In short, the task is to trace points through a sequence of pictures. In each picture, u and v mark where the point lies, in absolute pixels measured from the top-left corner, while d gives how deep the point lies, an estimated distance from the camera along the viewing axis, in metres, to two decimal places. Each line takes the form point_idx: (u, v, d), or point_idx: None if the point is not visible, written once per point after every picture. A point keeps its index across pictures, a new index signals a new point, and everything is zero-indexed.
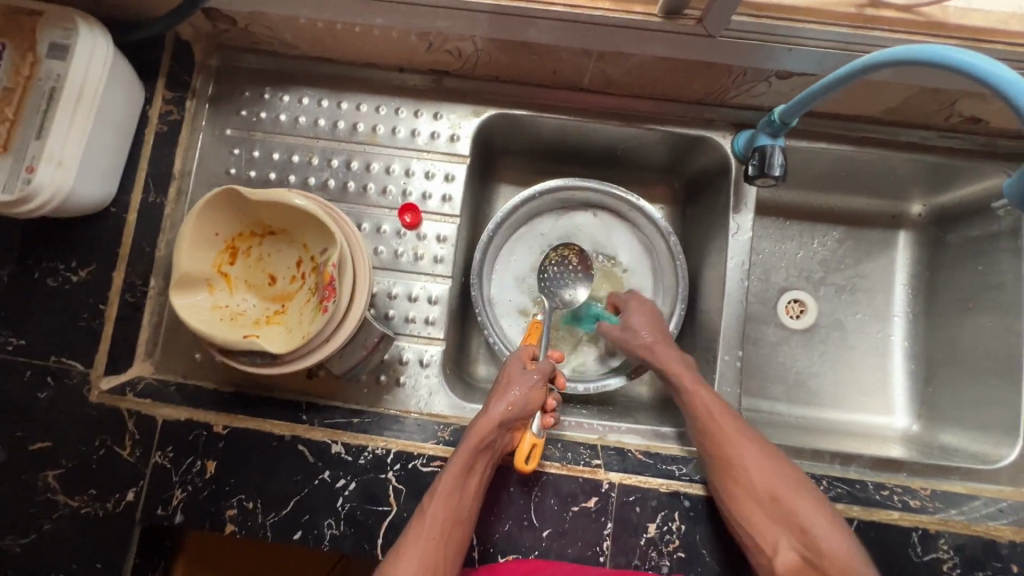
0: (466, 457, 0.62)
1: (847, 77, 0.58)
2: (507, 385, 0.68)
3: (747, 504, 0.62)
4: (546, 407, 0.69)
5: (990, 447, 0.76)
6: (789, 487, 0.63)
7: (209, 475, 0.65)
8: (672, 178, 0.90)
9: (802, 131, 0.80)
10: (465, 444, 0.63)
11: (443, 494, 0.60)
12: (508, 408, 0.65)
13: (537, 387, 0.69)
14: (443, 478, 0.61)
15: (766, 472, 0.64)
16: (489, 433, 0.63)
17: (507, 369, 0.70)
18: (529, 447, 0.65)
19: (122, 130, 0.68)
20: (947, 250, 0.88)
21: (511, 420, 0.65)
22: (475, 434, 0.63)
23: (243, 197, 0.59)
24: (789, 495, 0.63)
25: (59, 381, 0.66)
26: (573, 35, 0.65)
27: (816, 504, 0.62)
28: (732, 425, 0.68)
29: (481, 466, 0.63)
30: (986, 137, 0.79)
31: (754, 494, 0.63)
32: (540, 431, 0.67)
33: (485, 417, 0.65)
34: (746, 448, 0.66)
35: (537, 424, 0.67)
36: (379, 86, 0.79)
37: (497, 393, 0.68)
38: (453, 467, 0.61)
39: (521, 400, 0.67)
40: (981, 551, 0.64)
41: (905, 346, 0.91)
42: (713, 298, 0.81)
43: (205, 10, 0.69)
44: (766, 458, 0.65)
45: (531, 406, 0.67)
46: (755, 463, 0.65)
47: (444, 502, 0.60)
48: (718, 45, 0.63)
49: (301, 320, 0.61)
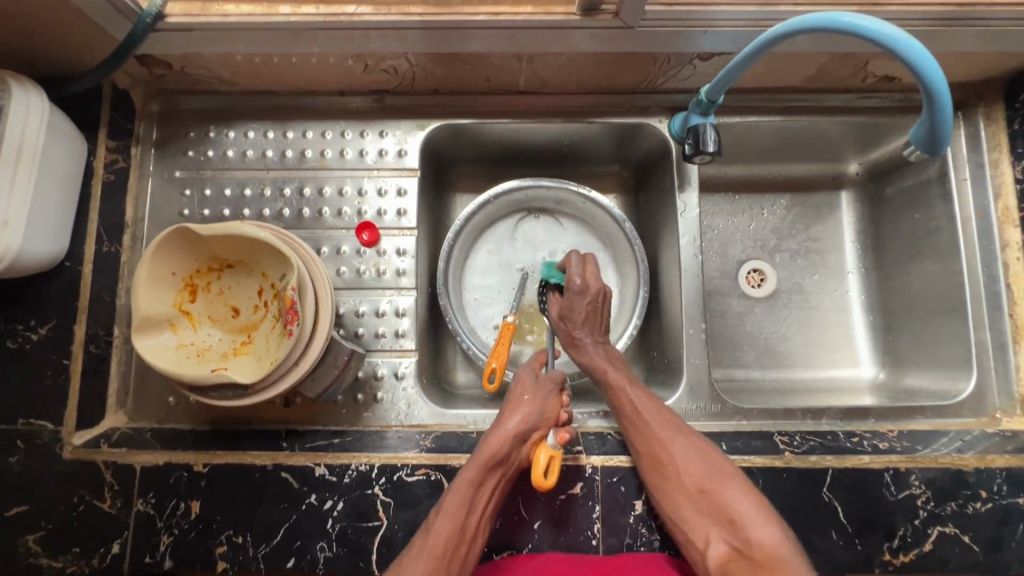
0: (477, 471, 0.61)
1: (755, 52, 0.61)
2: (520, 396, 0.68)
3: (674, 497, 0.63)
4: (559, 422, 0.68)
5: (950, 384, 0.80)
6: (716, 479, 0.62)
7: (195, 516, 0.65)
8: (621, 167, 0.93)
9: (733, 108, 0.84)
10: (474, 463, 0.62)
11: (451, 510, 0.59)
12: (521, 422, 0.65)
13: (551, 397, 0.68)
14: (452, 492, 0.60)
15: (692, 464, 0.64)
16: (501, 450, 0.62)
17: (520, 381, 0.70)
18: (545, 459, 0.64)
19: (68, 184, 0.68)
20: (886, 204, 0.92)
21: (525, 432, 0.65)
22: (486, 449, 0.62)
23: (197, 234, 0.60)
24: (716, 487, 0.62)
25: (30, 442, 0.66)
26: (501, 42, 0.68)
27: (743, 492, 0.61)
28: (658, 415, 0.67)
29: (491, 481, 0.62)
30: (902, 94, 0.84)
31: (678, 486, 0.63)
32: (557, 444, 0.65)
33: (498, 430, 0.64)
34: (670, 438, 0.65)
35: (553, 437, 0.65)
36: (323, 112, 0.81)
37: (511, 405, 0.67)
38: (461, 482, 0.60)
39: (535, 410, 0.66)
40: (950, 483, 0.67)
41: (863, 299, 0.94)
42: (673, 276, 0.83)
43: (139, 56, 0.70)
44: (693, 448, 0.65)
45: (546, 417, 0.67)
46: (681, 456, 0.64)
47: (449, 520, 0.58)
48: (639, 35, 0.67)
49: (269, 347, 0.62)
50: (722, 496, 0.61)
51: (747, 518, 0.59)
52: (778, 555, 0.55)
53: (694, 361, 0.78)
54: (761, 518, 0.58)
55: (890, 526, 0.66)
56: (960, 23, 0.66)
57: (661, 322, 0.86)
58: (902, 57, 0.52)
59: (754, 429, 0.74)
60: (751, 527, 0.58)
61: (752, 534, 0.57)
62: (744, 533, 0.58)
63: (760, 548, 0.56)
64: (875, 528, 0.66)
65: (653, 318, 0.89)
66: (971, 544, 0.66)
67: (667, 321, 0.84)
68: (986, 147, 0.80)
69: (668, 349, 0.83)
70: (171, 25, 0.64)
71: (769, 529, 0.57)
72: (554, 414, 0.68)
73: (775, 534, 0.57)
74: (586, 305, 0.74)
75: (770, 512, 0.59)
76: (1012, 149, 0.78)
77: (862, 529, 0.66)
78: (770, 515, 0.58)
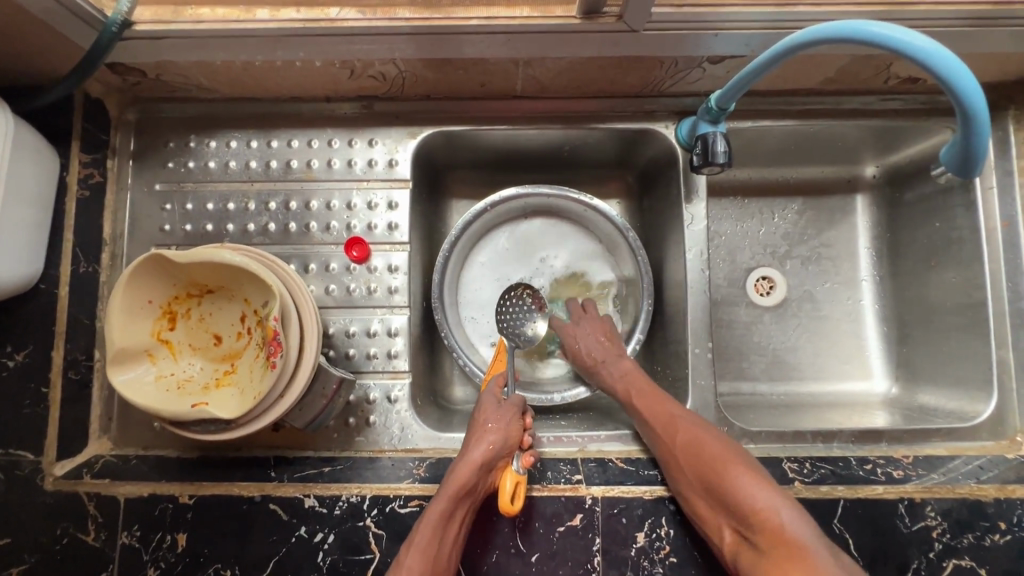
0: (448, 503, 0.59)
1: (773, 59, 0.56)
2: (483, 423, 0.66)
3: (688, 493, 0.62)
4: (523, 446, 0.67)
5: (968, 403, 0.76)
6: (716, 462, 0.60)
7: (181, 549, 0.63)
8: (625, 172, 0.88)
9: (745, 111, 0.79)
10: (443, 494, 0.59)
11: (423, 545, 0.57)
12: (488, 450, 0.63)
13: (515, 422, 0.67)
14: (422, 527, 0.58)
15: (691, 454, 0.62)
16: (470, 480, 0.60)
17: (482, 410, 0.68)
18: (511, 484, 0.62)
19: (39, 203, 0.64)
20: (904, 209, 0.87)
21: (493, 460, 0.63)
22: (455, 480, 0.60)
23: (171, 261, 0.56)
24: (713, 470, 0.59)
25: (10, 474, 0.63)
26: (496, 47, 0.63)
27: (742, 472, 0.58)
28: (662, 411, 0.67)
29: (461, 511, 0.60)
30: (926, 95, 0.78)
31: (687, 479, 0.62)
32: (522, 468, 0.64)
33: (465, 459, 0.62)
34: (673, 430, 0.65)
35: (518, 462, 0.64)
36: (310, 119, 0.76)
37: (475, 431, 0.65)
38: (431, 515, 0.58)
39: (500, 436, 0.64)
40: (967, 513, 0.65)
41: (877, 310, 0.90)
42: (678, 290, 0.80)
43: (109, 64, 0.66)
44: (691, 436, 0.63)
45: (512, 441, 0.65)
46: (682, 449, 0.63)
47: (422, 554, 0.57)
48: (644, 39, 0.62)
49: (252, 378, 0.59)
50: (719, 479, 0.58)
51: (744, 499, 0.56)
52: (778, 537, 0.52)
53: (700, 381, 0.75)
54: (760, 497, 0.55)
55: (903, 559, 0.63)
56: (994, 23, 0.61)
57: (665, 337, 0.83)
58: (932, 67, 0.47)
59: (762, 453, 0.71)
60: (750, 507, 0.55)
61: (752, 515, 0.55)
62: (744, 515, 0.55)
63: (760, 530, 0.54)
64: (887, 561, 0.63)
65: (656, 331, 0.85)
66: None
67: (672, 337, 0.81)
68: (1015, 153, 0.75)
69: (672, 366, 0.80)
70: (141, 33, 0.60)
71: (769, 507, 0.54)
72: (517, 438, 0.66)
73: (780, 513, 0.54)
74: (588, 327, 0.80)
75: (772, 487, 0.56)
76: None
77: (875, 562, 0.63)
78: (770, 492, 0.56)
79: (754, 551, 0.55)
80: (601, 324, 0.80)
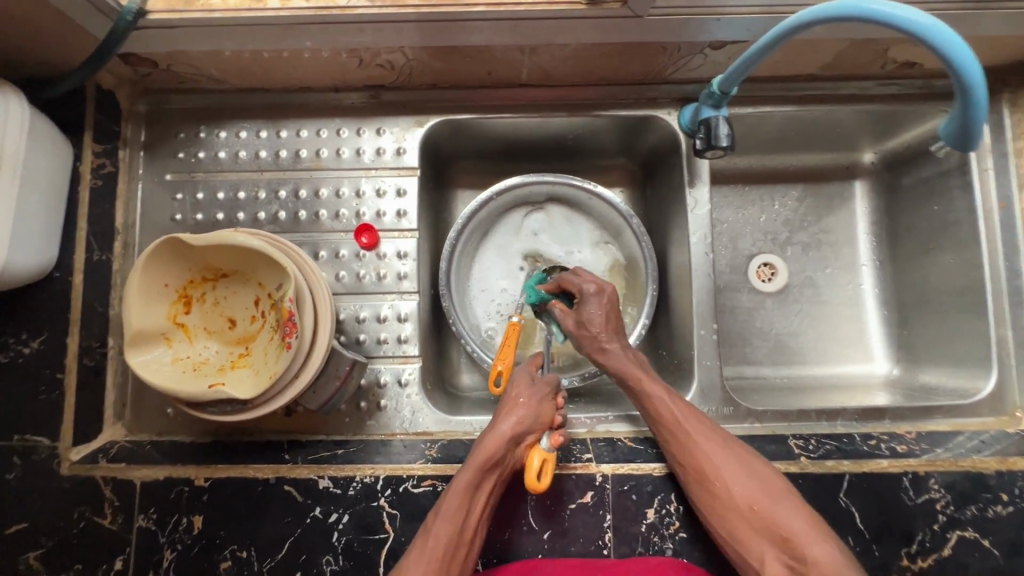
0: (474, 475, 0.59)
1: (775, 40, 0.58)
2: (516, 398, 0.64)
3: (724, 514, 0.61)
4: (554, 423, 0.65)
5: (968, 381, 0.78)
6: (769, 495, 0.60)
7: (197, 531, 0.63)
8: (628, 160, 0.90)
9: (745, 98, 0.81)
10: (470, 465, 0.60)
11: (448, 515, 0.58)
12: (517, 424, 0.62)
13: (546, 399, 0.65)
14: (448, 497, 0.59)
15: (740, 478, 0.61)
16: (498, 453, 0.60)
17: (514, 382, 0.66)
18: (538, 461, 0.62)
19: (53, 191, 0.65)
20: (902, 193, 0.89)
21: (521, 434, 0.62)
22: (483, 454, 0.60)
23: (187, 244, 0.57)
24: (769, 504, 0.59)
25: (27, 459, 0.64)
26: (502, 34, 0.64)
27: (799, 509, 0.59)
28: (698, 424, 0.64)
29: (488, 484, 0.60)
30: (922, 80, 0.80)
31: (730, 506, 0.61)
32: (550, 446, 0.62)
33: (494, 434, 0.61)
34: (716, 452, 0.63)
35: (547, 441, 0.63)
36: (318, 109, 0.78)
37: (504, 406, 0.65)
38: (457, 485, 0.59)
39: (531, 411, 0.63)
40: (970, 486, 0.66)
41: (876, 293, 0.92)
42: (682, 274, 0.81)
43: (122, 55, 0.67)
44: (739, 460, 0.63)
45: (543, 418, 0.64)
46: (727, 471, 0.62)
47: (448, 522, 0.58)
48: (647, 25, 0.63)
49: (267, 360, 0.60)
50: (775, 514, 0.59)
51: (803, 537, 0.57)
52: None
53: (705, 362, 0.76)
54: (820, 537, 0.56)
55: (908, 532, 0.65)
56: (988, 6, 0.62)
57: (670, 322, 0.84)
58: (930, 43, 0.49)
59: (768, 432, 0.73)
60: (807, 545, 0.56)
61: (809, 554, 0.56)
62: (802, 554, 0.56)
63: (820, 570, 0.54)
64: (892, 533, 0.64)
65: (661, 316, 0.87)
66: (991, 549, 0.64)
67: (677, 321, 0.82)
68: (1009, 135, 0.77)
69: (677, 349, 0.81)
70: (154, 22, 0.61)
71: (827, 546, 0.56)
72: (549, 416, 0.65)
73: (833, 552, 0.55)
74: (601, 308, 0.70)
75: (825, 528, 0.58)
76: None
77: (880, 534, 0.64)
78: (827, 534, 0.57)
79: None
80: (611, 300, 0.71)
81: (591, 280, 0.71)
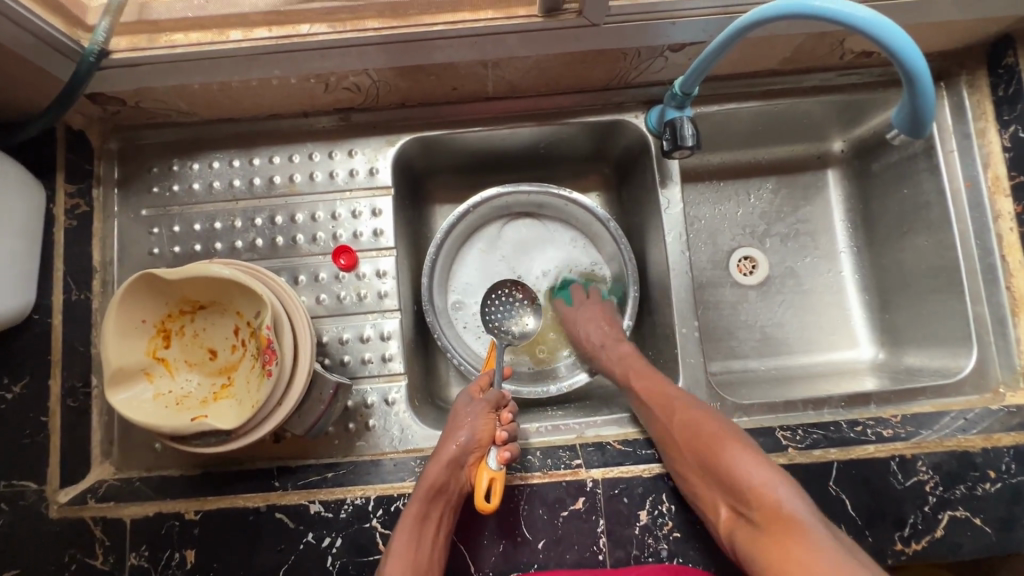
0: (421, 504, 0.61)
1: (726, 41, 0.59)
2: (452, 424, 0.68)
3: (681, 468, 0.64)
4: (497, 441, 0.67)
5: (950, 360, 0.78)
6: (713, 441, 0.62)
7: (190, 565, 0.63)
8: (601, 165, 0.91)
9: (710, 97, 0.82)
10: (416, 495, 0.62)
11: (399, 552, 0.59)
12: (455, 446, 0.65)
13: (483, 417, 0.68)
14: (398, 534, 0.61)
15: (688, 433, 0.64)
16: (440, 478, 0.63)
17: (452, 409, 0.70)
18: (487, 482, 0.63)
19: (26, 235, 0.65)
20: (873, 179, 0.90)
21: (461, 457, 0.65)
22: (425, 481, 0.62)
23: (163, 279, 0.57)
24: (712, 452, 0.61)
25: (14, 505, 0.64)
26: (464, 50, 0.65)
27: (742, 453, 0.60)
28: (657, 394, 0.69)
29: (436, 511, 0.62)
30: (881, 68, 0.81)
31: (682, 458, 0.64)
32: (499, 464, 0.64)
33: (435, 460, 0.64)
34: (668, 409, 0.67)
35: (493, 459, 0.64)
36: (289, 135, 0.78)
37: (448, 430, 0.68)
38: (407, 518, 0.61)
39: (467, 433, 0.66)
40: (958, 465, 0.66)
41: (856, 278, 0.93)
42: (662, 274, 0.82)
43: (90, 95, 0.67)
44: (689, 416, 0.65)
45: (484, 439, 0.67)
46: (680, 429, 0.65)
47: (400, 560, 0.58)
48: (605, 32, 0.64)
49: (249, 389, 0.60)
50: (718, 459, 0.60)
51: (743, 479, 0.58)
52: (779, 516, 0.54)
53: (689, 360, 0.77)
54: (765, 478, 0.57)
55: (899, 515, 0.65)
56: None
57: (654, 323, 0.85)
58: (872, 35, 0.50)
59: (756, 425, 0.73)
60: (748, 487, 0.58)
61: (751, 494, 0.57)
62: (744, 495, 0.58)
63: (760, 510, 0.56)
64: (884, 518, 0.65)
65: (645, 316, 0.87)
66: (983, 526, 0.65)
67: (660, 321, 0.82)
68: (971, 116, 0.78)
69: (663, 349, 0.82)
70: (117, 61, 0.61)
71: (767, 485, 0.57)
72: (487, 435, 0.67)
73: (777, 488, 0.56)
74: (586, 318, 0.83)
75: (771, 469, 0.58)
76: (998, 117, 0.76)
77: (872, 520, 0.65)
78: (775, 476, 0.57)
79: (751, 529, 0.57)
80: (588, 308, 0.85)
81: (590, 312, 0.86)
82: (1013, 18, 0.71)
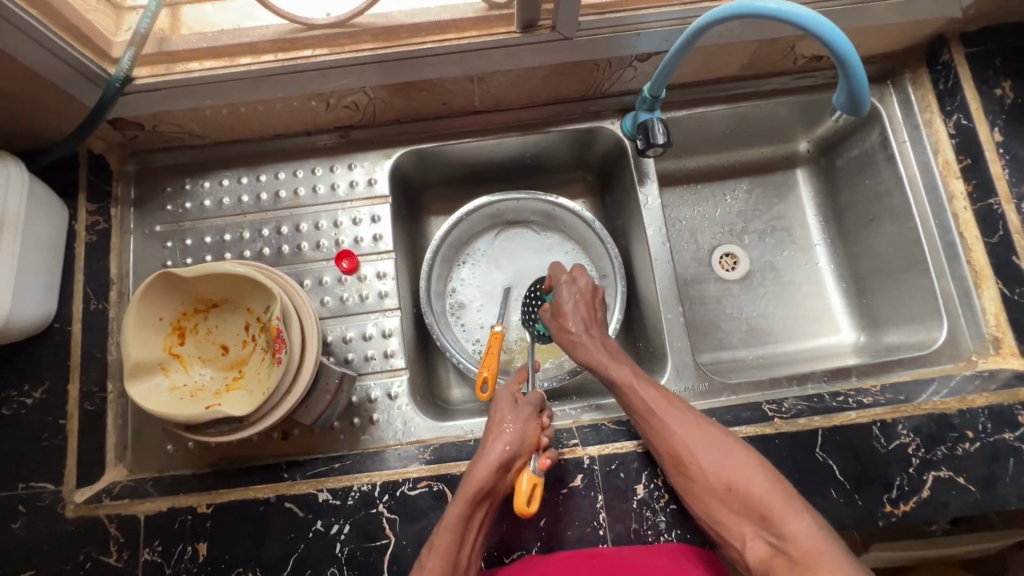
0: (466, 504, 0.60)
1: (683, 47, 0.66)
2: (502, 422, 0.67)
3: (702, 497, 0.63)
4: (540, 446, 0.67)
5: (925, 334, 0.82)
6: (742, 474, 0.62)
7: (202, 558, 0.64)
8: (584, 172, 0.97)
9: (679, 103, 0.89)
10: (464, 496, 0.60)
11: (442, 550, 0.58)
12: (504, 450, 0.63)
13: (532, 420, 0.67)
14: (441, 532, 0.59)
15: (716, 459, 0.63)
16: (489, 481, 0.61)
17: (499, 406, 0.69)
18: (528, 486, 0.63)
19: (50, 248, 0.70)
20: (838, 174, 0.96)
21: (509, 460, 0.63)
22: (474, 484, 0.61)
23: (180, 277, 0.61)
24: (744, 483, 0.61)
25: (31, 507, 0.66)
26: (452, 66, 0.73)
27: (773, 485, 0.60)
28: (672, 411, 0.67)
29: (480, 512, 0.61)
30: (832, 71, 0.89)
31: (705, 485, 0.63)
32: (539, 471, 0.64)
33: (483, 461, 0.62)
34: (691, 437, 0.65)
35: (535, 464, 0.65)
36: (293, 153, 0.85)
37: (492, 431, 0.66)
38: (451, 517, 0.59)
39: (517, 437, 0.65)
40: (936, 427, 0.69)
41: (832, 268, 0.98)
42: (646, 267, 0.87)
43: (112, 120, 0.74)
44: (715, 443, 0.64)
45: (529, 442, 0.65)
46: (702, 452, 0.64)
47: (442, 556, 0.57)
48: (578, 45, 0.72)
49: (260, 378, 0.64)
50: (750, 493, 0.60)
51: (779, 513, 0.58)
52: (816, 550, 0.54)
53: (676, 344, 0.81)
54: (794, 511, 0.58)
55: (885, 478, 0.68)
56: None
57: (642, 314, 0.89)
58: (811, 31, 0.58)
59: (743, 402, 0.77)
60: (785, 521, 0.57)
61: (785, 528, 0.57)
62: (780, 529, 0.57)
63: (796, 543, 0.55)
64: (871, 481, 0.67)
65: (633, 311, 0.92)
66: (967, 485, 0.67)
67: (648, 311, 0.87)
68: (918, 109, 0.85)
69: (651, 338, 0.86)
70: (139, 87, 0.68)
71: (801, 520, 0.57)
72: (533, 439, 0.66)
73: (802, 524, 0.56)
74: (574, 296, 0.77)
75: (802, 505, 0.59)
76: (941, 108, 0.83)
77: (860, 484, 0.67)
78: (804, 508, 0.58)
79: (783, 562, 0.56)
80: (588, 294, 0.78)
81: (567, 275, 0.79)
82: (942, 21, 0.79)
